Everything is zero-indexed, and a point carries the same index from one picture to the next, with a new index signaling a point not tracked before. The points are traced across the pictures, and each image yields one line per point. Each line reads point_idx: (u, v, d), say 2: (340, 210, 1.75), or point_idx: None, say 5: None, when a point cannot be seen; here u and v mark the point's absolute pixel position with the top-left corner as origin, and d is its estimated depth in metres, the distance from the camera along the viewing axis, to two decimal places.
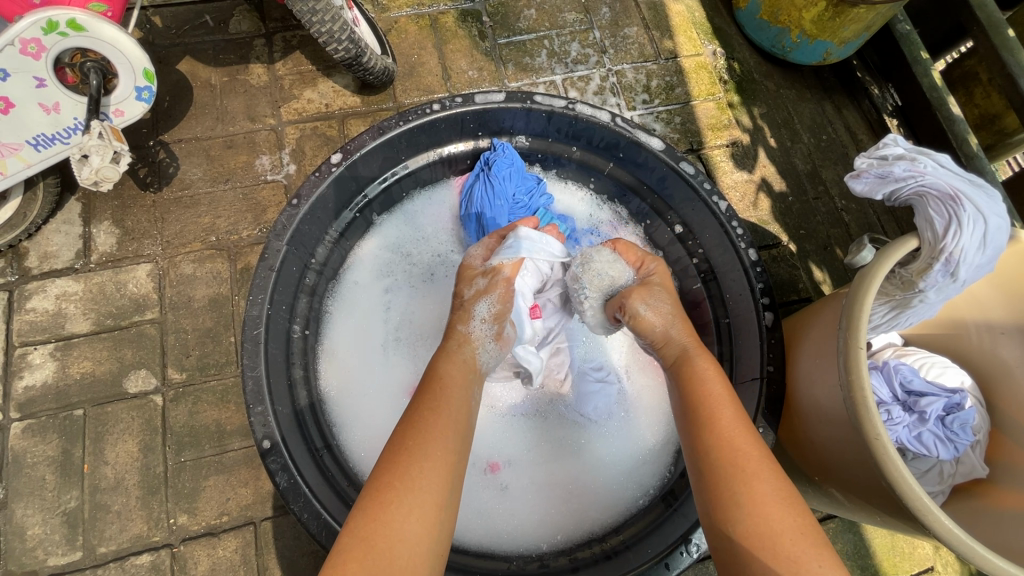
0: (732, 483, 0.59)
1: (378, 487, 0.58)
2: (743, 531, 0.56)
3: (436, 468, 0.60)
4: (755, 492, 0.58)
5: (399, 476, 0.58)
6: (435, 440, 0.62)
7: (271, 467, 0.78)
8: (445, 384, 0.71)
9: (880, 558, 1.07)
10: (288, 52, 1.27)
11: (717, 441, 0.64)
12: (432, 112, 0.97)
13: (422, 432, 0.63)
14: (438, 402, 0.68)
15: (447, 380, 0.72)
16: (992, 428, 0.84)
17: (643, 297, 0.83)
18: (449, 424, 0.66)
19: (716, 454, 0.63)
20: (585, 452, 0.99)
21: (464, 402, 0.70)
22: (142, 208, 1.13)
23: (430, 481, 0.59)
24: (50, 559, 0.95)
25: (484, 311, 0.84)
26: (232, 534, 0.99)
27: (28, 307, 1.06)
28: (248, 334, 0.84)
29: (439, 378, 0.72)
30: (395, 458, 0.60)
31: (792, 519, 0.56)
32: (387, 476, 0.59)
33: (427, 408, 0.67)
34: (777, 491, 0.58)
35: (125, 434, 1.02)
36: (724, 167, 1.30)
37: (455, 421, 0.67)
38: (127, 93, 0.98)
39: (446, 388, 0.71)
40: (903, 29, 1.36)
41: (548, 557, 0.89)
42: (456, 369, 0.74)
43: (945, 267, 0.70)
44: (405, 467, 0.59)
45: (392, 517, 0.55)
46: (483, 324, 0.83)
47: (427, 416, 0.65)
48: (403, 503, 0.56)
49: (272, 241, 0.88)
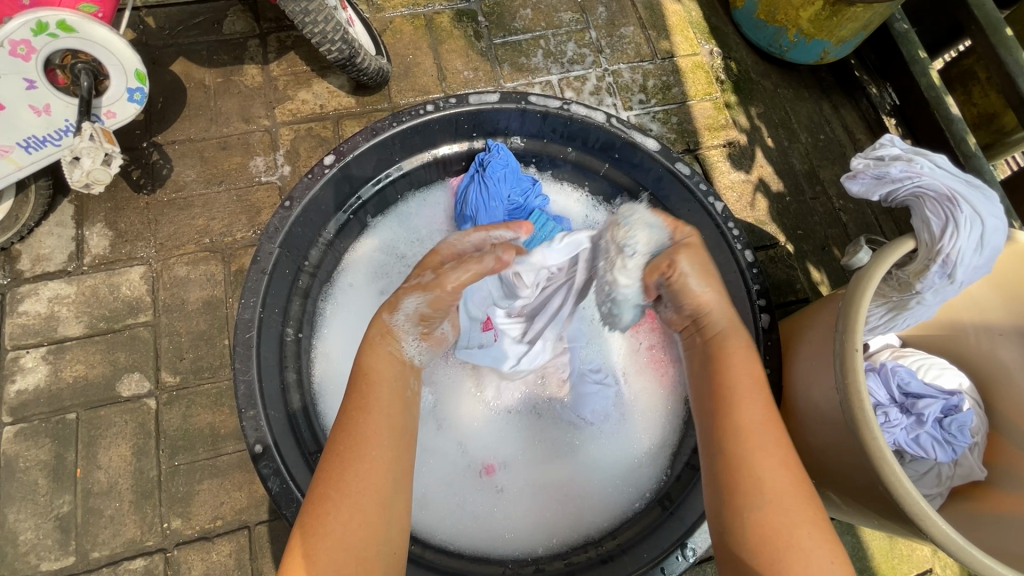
0: (749, 472, 0.58)
1: (314, 500, 0.57)
2: (759, 520, 0.55)
3: (372, 470, 0.59)
4: (777, 490, 0.57)
5: (335, 483, 0.58)
6: (364, 438, 0.61)
7: (263, 471, 0.78)
8: (375, 378, 0.67)
9: (878, 560, 1.07)
10: (283, 53, 1.26)
11: (736, 435, 0.61)
12: (426, 113, 0.97)
13: (348, 432, 0.61)
14: (365, 398, 0.65)
15: (372, 374, 0.68)
16: (990, 430, 0.84)
17: (691, 261, 0.73)
18: (382, 421, 0.63)
19: (740, 446, 0.60)
20: (581, 452, 0.99)
21: (397, 395, 0.67)
22: (136, 210, 1.13)
23: (366, 484, 0.58)
24: (43, 564, 0.94)
25: (412, 307, 0.74)
26: (227, 538, 0.98)
27: (21, 310, 1.05)
28: (241, 337, 0.83)
29: (365, 374, 0.68)
30: (327, 466, 0.59)
31: (808, 511, 0.56)
32: (322, 486, 0.58)
33: (354, 406, 0.64)
34: (802, 506, 0.56)
35: (118, 439, 1.01)
36: (721, 167, 1.30)
37: (388, 419, 0.64)
38: (119, 94, 0.97)
39: (373, 383, 0.67)
40: (901, 28, 1.35)
41: (544, 560, 0.89)
42: (387, 363, 0.70)
43: (942, 268, 0.70)
44: (337, 473, 0.58)
45: (332, 528, 0.55)
46: (404, 321, 0.74)
47: (356, 415, 0.63)
48: (339, 513, 0.56)
49: (264, 244, 0.87)
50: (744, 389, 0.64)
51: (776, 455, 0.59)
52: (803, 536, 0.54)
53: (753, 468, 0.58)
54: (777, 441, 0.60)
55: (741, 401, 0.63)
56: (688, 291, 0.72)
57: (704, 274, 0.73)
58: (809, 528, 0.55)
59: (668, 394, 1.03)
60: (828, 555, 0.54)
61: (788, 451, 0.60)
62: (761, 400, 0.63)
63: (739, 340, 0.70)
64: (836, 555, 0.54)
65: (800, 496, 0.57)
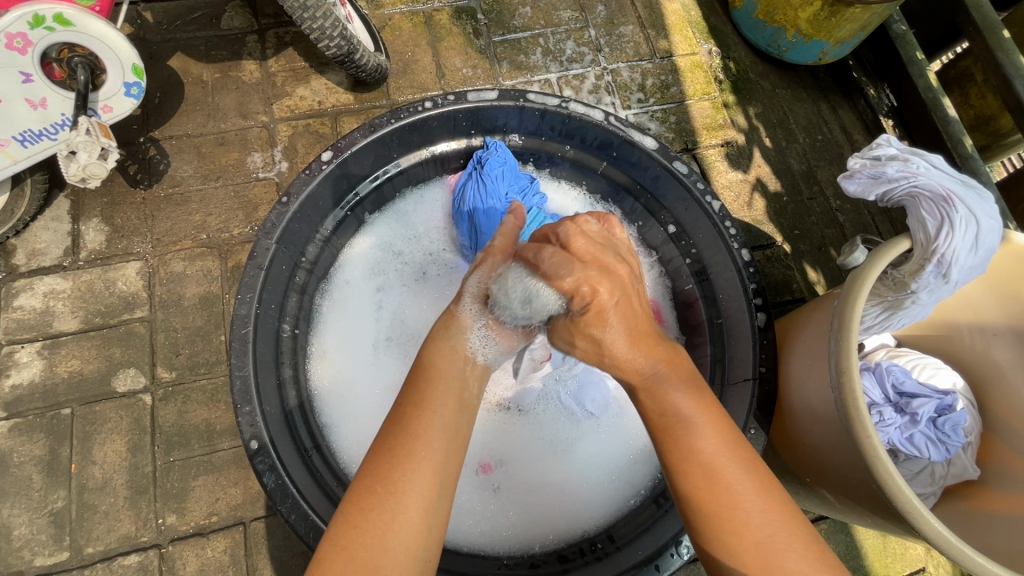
0: (718, 512, 0.55)
1: (359, 494, 0.57)
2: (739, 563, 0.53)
3: (423, 469, 0.59)
4: (750, 523, 0.53)
5: (383, 481, 0.57)
6: (417, 436, 0.60)
7: (259, 467, 0.78)
8: (436, 376, 0.67)
9: (871, 559, 1.07)
10: (282, 49, 1.26)
11: (698, 470, 0.57)
12: (424, 110, 0.96)
13: (401, 430, 0.61)
14: (422, 396, 0.65)
15: (433, 370, 0.68)
16: (984, 430, 0.84)
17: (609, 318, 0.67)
18: (437, 421, 0.62)
19: (701, 483, 0.56)
20: (578, 449, 0.99)
21: (453, 396, 0.66)
22: (133, 206, 1.12)
23: (418, 484, 0.58)
24: (37, 559, 0.94)
25: (474, 288, 0.79)
26: (221, 535, 0.98)
27: (16, 305, 1.05)
28: (237, 333, 0.83)
29: (427, 370, 0.68)
30: (377, 461, 0.59)
31: (794, 541, 0.53)
32: (369, 480, 0.58)
33: (410, 404, 0.64)
34: (785, 535, 0.53)
35: (113, 434, 1.01)
36: (719, 167, 1.30)
37: (445, 420, 0.63)
38: (116, 88, 0.97)
39: (432, 382, 0.67)
40: (899, 29, 1.35)
41: (540, 557, 0.89)
42: (449, 360, 0.70)
43: (937, 268, 0.70)
44: (386, 468, 0.58)
45: (373, 526, 0.55)
46: (472, 303, 0.78)
47: (412, 413, 0.63)
48: (383, 508, 0.56)
49: (261, 240, 0.87)
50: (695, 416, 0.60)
51: (743, 489, 0.55)
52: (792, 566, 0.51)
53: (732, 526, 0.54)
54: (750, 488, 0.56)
55: (701, 455, 0.57)
56: (596, 349, 0.67)
57: (623, 335, 0.66)
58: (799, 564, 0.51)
59: None
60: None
61: (763, 495, 0.55)
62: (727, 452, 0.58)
63: (676, 389, 0.63)
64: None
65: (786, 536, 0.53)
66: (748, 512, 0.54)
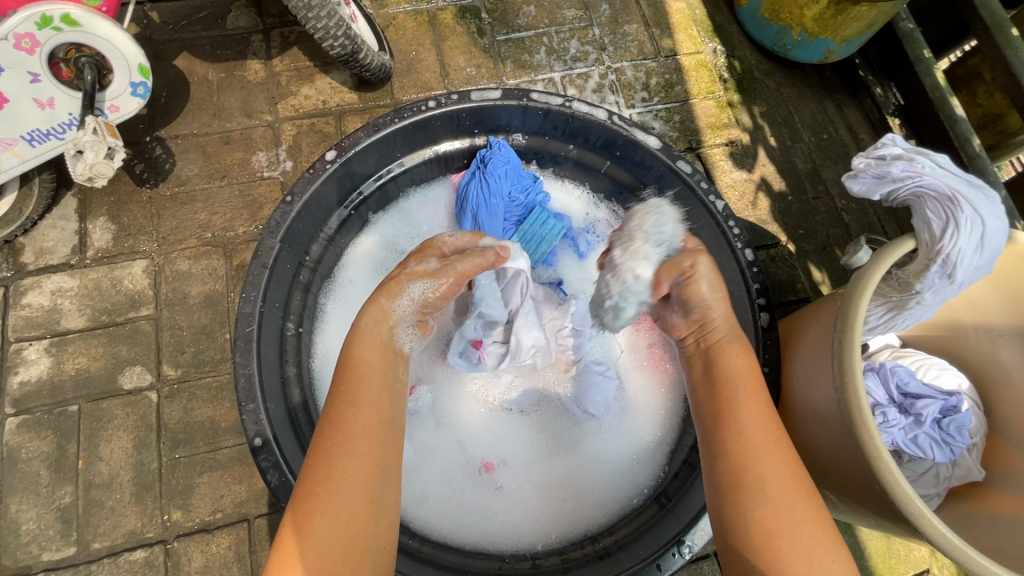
0: (752, 469, 0.60)
1: (301, 497, 0.56)
2: (760, 518, 0.56)
3: (360, 465, 0.59)
4: (779, 482, 0.58)
5: (321, 481, 0.57)
6: (354, 433, 0.61)
7: (262, 464, 0.79)
8: (362, 370, 0.67)
9: (875, 560, 1.07)
10: (286, 48, 1.26)
11: (737, 431, 0.63)
12: (428, 109, 0.96)
13: (337, 426, 0.61)
14: (353, 391, 0.64)
15: (359, 364, 0.68)
16: (990, 431, 0.84)
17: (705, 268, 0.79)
18: (371, 416, 0.63)
19: (737, 443, 0.62)
20: (582, 449, 0.99)
21: (383, 387, 0.67)
22: (139, 204, 1.13)
23: (354, 482, 0.58)
24: (45, 554, 0.95)
25: (417, 293, 0.79)
26: (226, 531, 0.99)
27: (24, 303, 1.06)
28: (241, 331, 0.84)
29: (353, 365, 0.68)
30: (314, 461, 0.58)
31: (808, 510, 0.57)
32: (310, 482, 0.57)
33: (342, 400, 0.63)
34: (802, 504, 0.57)
35: (120, 431, 1.02)
36: (723, 166, 1.30)
37: (376, 413, 0.64)
38: (122, 88, 0.98)
39: (360, 374, 0.67)
40: (906, 27, 1.34)
41: (542, 556, 0.89)
42: (371, 352, 0.70)
43: (942, 268, 0.70)
44: (324, 468, 0.58)
45: (315, 526, 0.55)
46: (409, 304, 0.78)
47: (342, 408, 0.63)
48: (327, 508, 0.56)
49: (265, 238, 0.87)
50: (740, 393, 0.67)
51: (777, 452, 0.61)
52: (807, 533, 0.55)
53: (748, 464, 0.60)
54: (772, 435, 0.63)
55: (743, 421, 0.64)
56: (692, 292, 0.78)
57: (714, 282, 0.78)
58: (808, 524, 0.56)
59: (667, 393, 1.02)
60: (829, 554, 0.54)
61: (794, 472, 0.60)
62: (758, 398, 0.66)
63: (739, 368, 0.70)
64: (836, 554, 0.54)
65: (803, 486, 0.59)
66: (775, 470, 0.59)
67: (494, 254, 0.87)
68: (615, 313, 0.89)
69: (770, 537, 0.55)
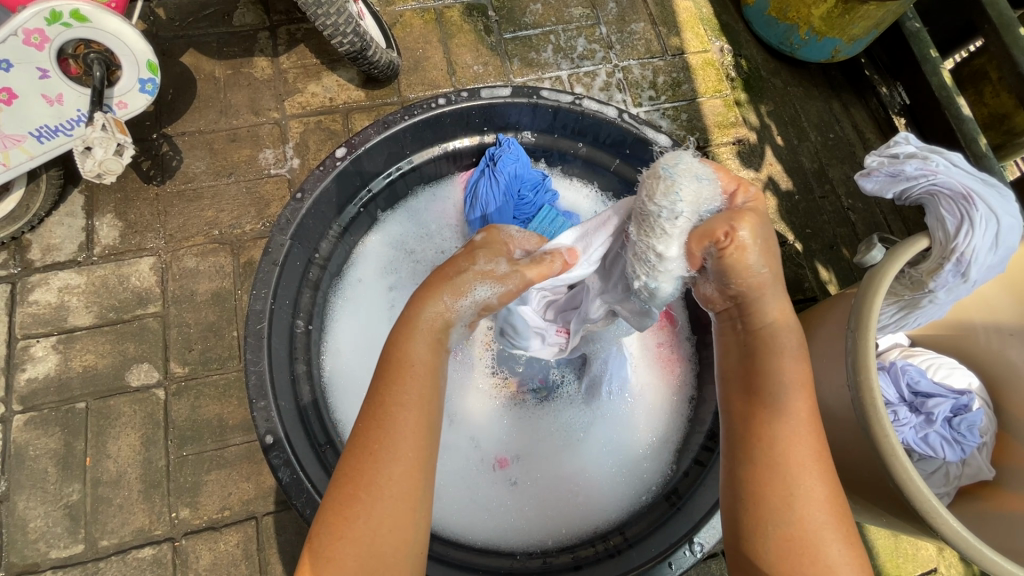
0: (785, 484, 0.53)
1: (341, 499, 0.54)
2: (785, 534, 0.52)
3: (405, 470, 0.55)
4: (811, 498, 0.53)
5: (364, 485, 0.54)
6: (401, 435, 0.56)
7: (274, 461, 0.79)
8: (410, 364, 0.60)
9: (883, 560, 1.07)
10: (293, 46, 1.26)
11: (771, 431, 0.55)
12: (437, 107, 0.96)
13: (383, 426, 0.56)
14: (399, 389, 0.58)
15: (408, 360, 0.60)
16: (999, 430, 0.84)
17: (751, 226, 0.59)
18: (418, 418, 0.57)
19: (767, 449, 0.55)
20: (591, 445, 0.99)
21: (435, 383, 0.61)
22: (146, 201, 1.13)
23: (401, 487, 0.54)
24: (53, 551, 0.95)
25: (481, 295, 0.66)
26: (234, 529, 0.99)
27: (32, 300, 1.06)
28: (252, 328, 0.83)
29: (405, 361, 0.60)
30: (356, 463, 0.55)
31: (838, 531, 0.52)
32: (350, 484, 0.55)
33: (387, 397, 0.58)
34: (832, 524, 0.52)
35: (127, 428, 1.01)
36: (730, 165, 1.29)
37: (423, 415, 0.58)
38: (131, 85, 0.97)
39: (409, 371, 0.60)
40: (913, 27, 1.33)
41: (553, 553, 0.89)
42: (425, 344, 0.62)
43: (956, 267, 0.70)
44: (369, 472, 0.55)
45: (358, 531, 0.53)
46: (470, 305, 0.66)
47: (386, 408, 0.57)
48: (370, 513, 0.53)
49: (276, 235, 0.87)
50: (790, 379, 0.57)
51: (813, 466, 0.54)
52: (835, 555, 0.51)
53: (788, 478, 0.53)
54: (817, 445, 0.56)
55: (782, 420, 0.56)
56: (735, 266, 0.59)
57: (765, 249, 0.59)
58: (839, 545, 0.52)
59: (674, 392, 1.02)
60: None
61: (829, 490, 0.54)
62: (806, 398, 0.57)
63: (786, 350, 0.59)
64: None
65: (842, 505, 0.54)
66: (810, 486, 0.53)
67: (562, 260, 0.73)
68: (647, 295, 0.70)
69: (789, 557, 0.51)
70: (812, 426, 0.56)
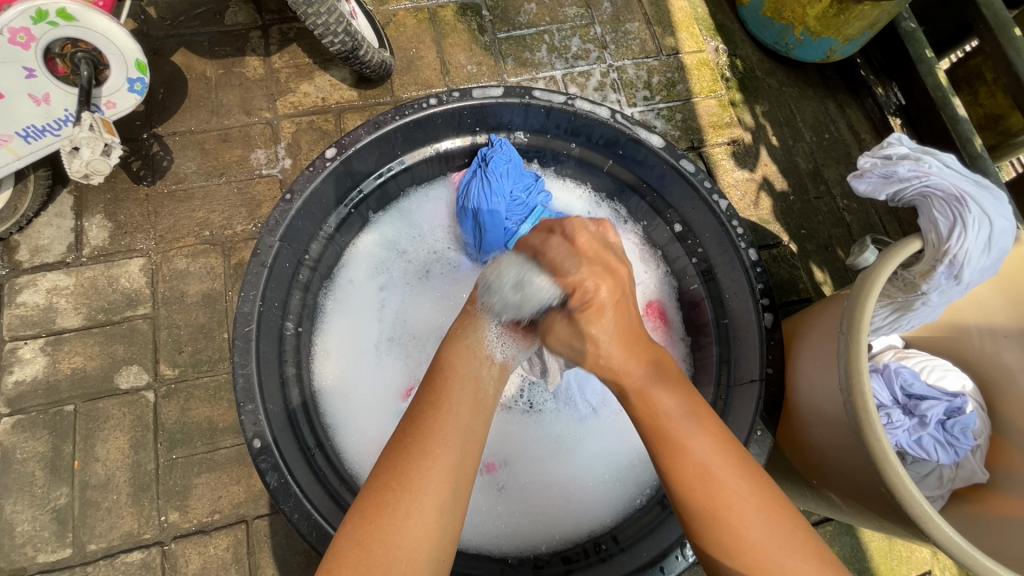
0: (718, 519, 0.54)
1: (376, 490, 0.57)
2: (740, 563, 0.53)
3: (440, 468, 0.58)
4: (745, 524, 0.53)
5: (399, 477, 0.57)
6: (436, 434, 0.60)
7: (261, 466, 0.77)
8: (451, 373, 0.66)
9: (877, 562, 1.06)
10: (285, 45, 1.25)
11: (682, 469, 0.57)
12: (429, 107, 0.95)
13: (421, 427, 0.60)
14: (439, 395, 0.64)
15: (449, 370, 0.67)
16: (993, 433, 0.83)
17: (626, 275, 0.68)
18: (453, 423, 0.61)
19: (688, 492, 0.56)
20: (583, 448, 0.98)
21: (470, 396, 0.65)
22: (135, 202, 1.12)
23: (433, 482, 0.57)
24: (40, 556, 0.94)
25: (493, 285, 0.77)
26: (224, 532, 0.98)
27: (19, 301, 1.05)
28: (240, 331, 0.82)
29: (444, 370, 0.67)
30: (393, 458, 0.58)
31: (790, 538, 0.53)
32: (386, 476, 0.57)
33: (427, 403, 0.63)
34: (784, 538, 0.53)
35: (116, 431, 1.00)
36: (725, 165, 1.29)
37: (459, 421, 0.62)
38: (119, 84, 0.96)
39: (449, 379, 0.66)
40: (908, 27, 1.34)
41: (544, 558, 0.89)
42: (466, 359, 0.69)
43: (949, 269, 0.69)
44: (405, 466, 0.57)
45: (389, 521, 0.54)
46: (490, 301, 0.76)
47: (427, 412, 0.62)
48: (401, 505, 0.55)
49: (264, 237, 0.86)
50: (669, 415, 0.60)
51: (734, 490, 0.55)
52: (797, 563, 0.51)
53: (721, 509, 0.54)
54: (733, 469, 0.57)
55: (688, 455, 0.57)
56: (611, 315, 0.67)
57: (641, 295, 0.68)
58: (794, 555, 0.52)
59: None
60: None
61: (764, 507, 0.55)
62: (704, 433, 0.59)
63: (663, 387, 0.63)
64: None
65: (783, 521, 0.54)
66: (742, 510, 0.54)
67: None
68: None
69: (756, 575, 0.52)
70: (718, 452, 0.58)
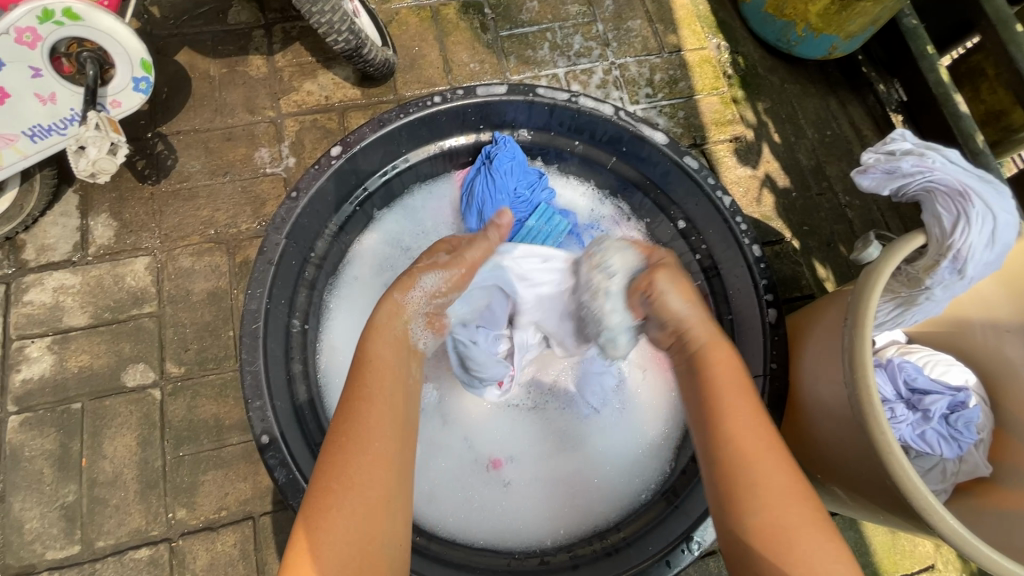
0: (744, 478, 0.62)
1: (318, 493, 0.59)
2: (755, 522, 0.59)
3: (376, 464, 0.61)
4: (768, 490, 0.61)
5: (336, 477, 0.59)
6: (366, 431, 0.63)
7: (269, 462, 0.78)
8: (376, 364, 0.70)
9: (880, 556, 1.07)
10: (288, 43, 1.25)
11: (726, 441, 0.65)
12: (433, 104, 0.96)
13: (352, 424, 0.63)
14: (366, 388, 0.66)
15: (373, 360, 0.71)
16: (996, 427, 0.84)
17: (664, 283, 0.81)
18: (383, 413, 0.65)
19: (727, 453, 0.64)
20: (590, 444, 0.99)
21: (396, 384, 0.69)
22: (141, 201, 1.12)
23: (371, 478, 0.60)
24: (49, 553, 0.95)
25: (428, 283, 0.82)
26: (231, 529, 0.98)
27: (26, 300, 1.05)
28: (247, 328, 0.83)
29: (368, 360, 0.71)
30: (331, 459, 0.61)
31: (802, 513, 0.59)
32: (325, 476, 0.60)
33: (356, 396, 0.66)
34: (794, 508, 0.60)
35: (123, 429, 1.01)
36: (727, 162, 1.29)
37: (389, 411, 0.65)
38: (124, 83, 0.97)
39: (375, 369, 0.70)
40: (909, 24, 1.33)
41: (551, 552, 0.89)
42: (388, 347, 0.73)
43: (952, 263, 0.70)
44: (344, 466, 0.60)
45: (336, 519, 0.57)
46: (421, 296, 0.82)
47: (357, 405, 0.65)
48: (342, 505, 0.58)
49: (271, 235, 0.87)
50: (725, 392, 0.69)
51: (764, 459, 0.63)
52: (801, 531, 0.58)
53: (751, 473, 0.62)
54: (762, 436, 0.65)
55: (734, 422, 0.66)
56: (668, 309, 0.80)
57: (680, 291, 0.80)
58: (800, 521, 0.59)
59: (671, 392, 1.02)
60: (824, 553, 0.57)
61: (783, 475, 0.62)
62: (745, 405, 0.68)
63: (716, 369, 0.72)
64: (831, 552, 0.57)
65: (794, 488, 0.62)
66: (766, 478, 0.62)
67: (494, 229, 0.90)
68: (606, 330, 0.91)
69: (765, 539, 0.58)
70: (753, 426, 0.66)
